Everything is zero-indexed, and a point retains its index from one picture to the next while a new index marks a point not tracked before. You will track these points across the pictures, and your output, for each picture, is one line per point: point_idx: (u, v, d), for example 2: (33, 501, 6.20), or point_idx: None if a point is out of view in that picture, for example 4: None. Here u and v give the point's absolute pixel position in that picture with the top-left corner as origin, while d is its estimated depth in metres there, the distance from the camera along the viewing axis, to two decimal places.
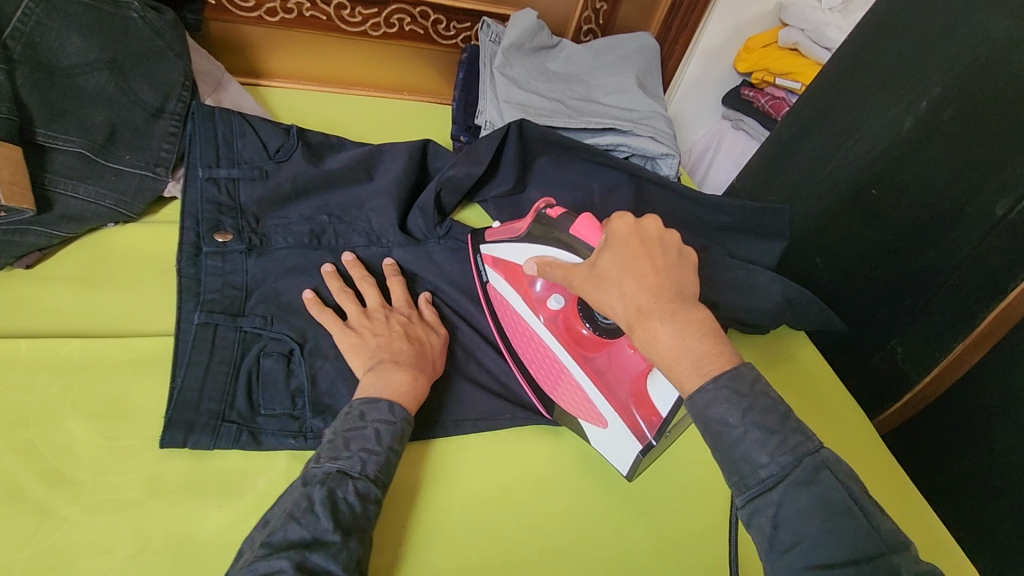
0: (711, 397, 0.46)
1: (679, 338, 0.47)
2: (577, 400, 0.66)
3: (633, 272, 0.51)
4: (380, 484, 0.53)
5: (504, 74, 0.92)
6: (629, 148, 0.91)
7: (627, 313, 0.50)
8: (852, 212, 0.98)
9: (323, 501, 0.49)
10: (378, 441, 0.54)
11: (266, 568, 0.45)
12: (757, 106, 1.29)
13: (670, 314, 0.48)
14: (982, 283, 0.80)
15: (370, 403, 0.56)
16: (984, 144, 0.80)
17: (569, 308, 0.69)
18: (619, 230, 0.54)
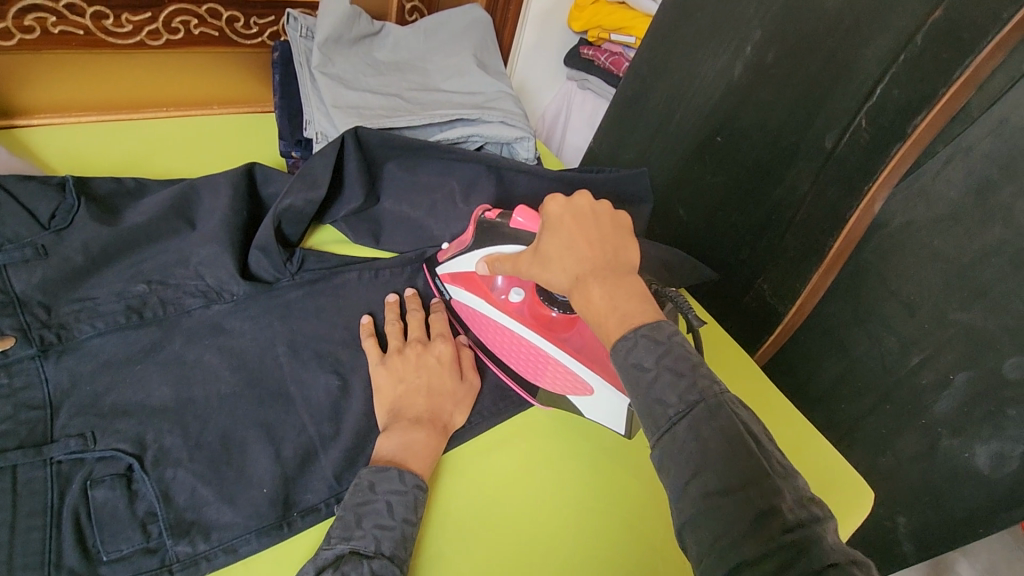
0: (632, 343, 0.44)
1: (609, 298, 0.47)
2: (555, 374, 0.65)
3: (571, 248, 0.50)
4: (399, 561, 0.49)
5: (325, 74, 0.80)
6: (482, 138, 0.84)
7: (566, 282, 0.50)
8: (701, 158, 1.01)
9: None
10: (392, 515, 0.51)
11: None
12: (598, 64, 1.28)
13: (601, 279, 0.48)
14: (826, 211, 0.86)
15: (379, 472, 0.53)
16: (801, 83, 0.85)
17: (530, 298, 0.68)
18: (552, 212, 0.52)
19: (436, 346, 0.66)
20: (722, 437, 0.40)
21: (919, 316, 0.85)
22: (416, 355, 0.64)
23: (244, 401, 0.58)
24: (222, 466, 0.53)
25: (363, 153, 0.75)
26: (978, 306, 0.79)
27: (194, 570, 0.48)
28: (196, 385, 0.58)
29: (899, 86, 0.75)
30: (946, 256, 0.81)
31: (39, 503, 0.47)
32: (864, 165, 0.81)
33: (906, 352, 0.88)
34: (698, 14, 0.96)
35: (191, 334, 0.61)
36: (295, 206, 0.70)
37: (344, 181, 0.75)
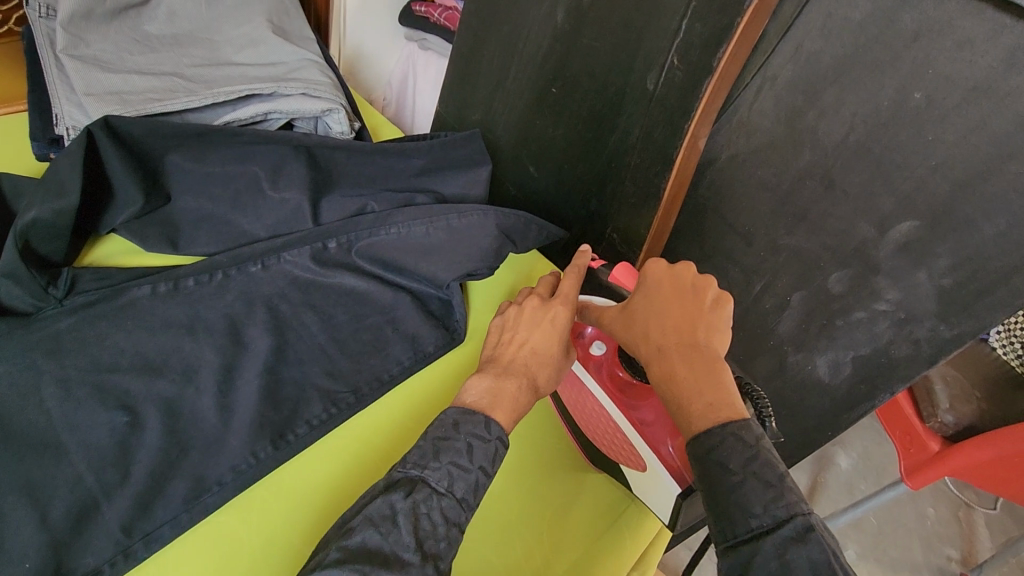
0: (718, 440, 0.45)
1: (693, 381, 0.48)
2: (619, 444, 0.61)
3: (660, 315, 0.54)
4: (466, 505, 0.48)
5: (75, 57, 0.69)
6: (283, 114, 0.75)
7: (654, 349, 0.52)
8: (541, 111, 0.98)
9: (406, 512, 0.45)
10: (469, 458, 0.49)
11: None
12: (433, 22, 1.20)
13: (687, 360, 0.50)
14: (657, 155, 0.85)
15: (467, 414, 0.51)
16: (618, 25, 0.83)
17: (610, 355, 0.63)
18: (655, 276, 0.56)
19: (553, 308, 0.62)
20: (810, 552, 0.40)
21: (755, 245, 0.88)
22: (534, 311, 0.61)
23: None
24: None
25: (122, 143, 0.65)
26: (801, 230, 0.83)
27: None
28: None
29: (701, 21, 0.74)
30: (769, 185, 0.83)
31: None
32: (681, 102, 0.80)
33: (749, 280, 0.91)
34: None
35: None
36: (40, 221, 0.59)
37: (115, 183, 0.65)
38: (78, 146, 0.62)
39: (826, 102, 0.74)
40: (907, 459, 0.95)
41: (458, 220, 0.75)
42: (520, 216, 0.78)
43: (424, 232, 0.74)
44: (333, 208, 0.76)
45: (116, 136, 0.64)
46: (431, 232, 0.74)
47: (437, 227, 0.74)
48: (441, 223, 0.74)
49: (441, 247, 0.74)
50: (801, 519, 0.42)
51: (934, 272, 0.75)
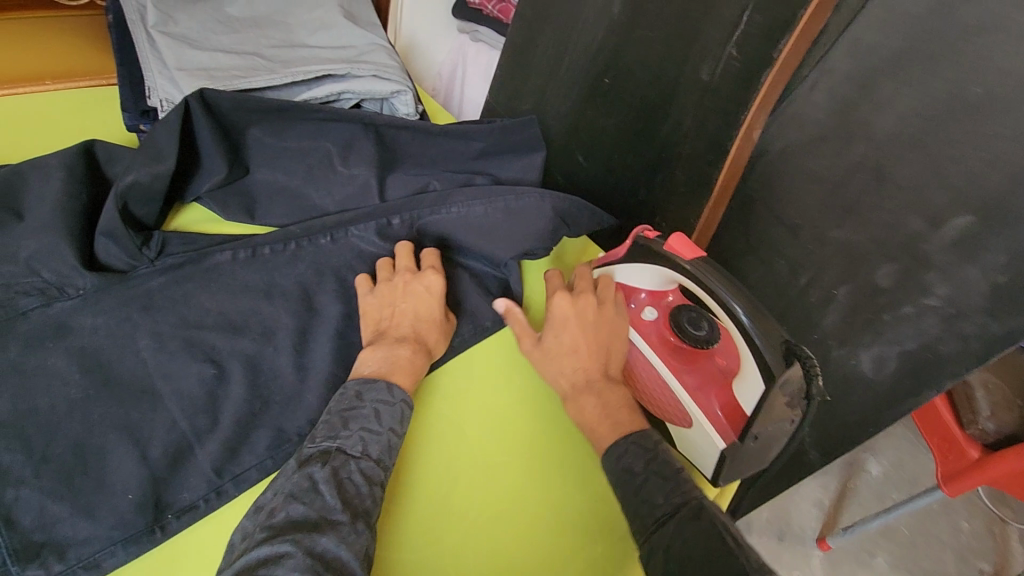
0: (619, 453, 0.56)
1: (603, 408, 0.60)
2: (664, 399, 0.66)
3: (573, 349, 0.64)
4: (383, 465, 0.52)
5: (164, 33, 0.72)
6: (355, 94, 0.79)
7: (568, 381, 0.63)
8: (593, 101, 1.00)
9: (326, 479, 0.48)
10: (378, 422, 0.54)
11: (271, 553, 0.42)
12: (488, 14, 1.24)
13: (593, 394, 0.61)
14: (709, 145, 0.86)
15: (367, 384, 0.56)
16: (675, 16, 0.85)
17: (661, 321, 0.70)
18: (558, 311, 0.65)
19: (426, 278, 0.67)
20: (702, 526, 0.49)
21: (803, 239, 0.88)
22: (405, 285, 0.66)
23: (99, 403, 0.53)
24: (77, 478, 0.49)
25: (215, 118, 0.69)
26: (849, 224, 0.83)
27: None
28: (38, 394, 0.52)
29: (761, 11, 0.75)
30: (821, 178, 0.84)
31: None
32: (737, 94, 0.81)
33: (795, 274, 0.91)
34: None
35: (27, 341, 0.55)
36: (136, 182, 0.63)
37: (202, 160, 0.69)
38: (170, 117, 0.65)
39: (883, 96, 0.75)
40: (943, 466, 0.95)
41: (517, 200, 0.77)
42: (574, 200, 0.80)
43: (484, 211, 0.76)
44: (395, 187, 0.79)
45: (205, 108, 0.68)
46: (490, 212, 0.76)
47: (497, 208, 0.76)
48: (501, 202, 0.77)
49: (500, 228, 0.76)
50: (695, 504, 0.51)
51: (987, 268, 0.73)
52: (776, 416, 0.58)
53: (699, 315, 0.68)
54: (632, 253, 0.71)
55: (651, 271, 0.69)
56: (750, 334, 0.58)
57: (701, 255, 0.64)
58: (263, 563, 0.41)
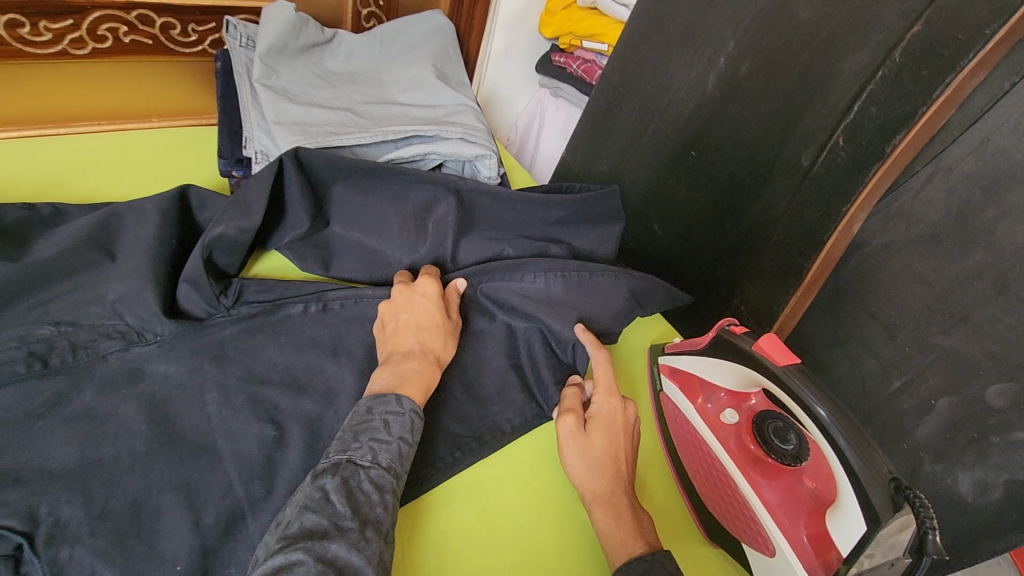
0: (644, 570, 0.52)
1: (627, 527, 0.56)
2: (741, 517, 0.59)
3: (611, 453, 0.61)
4: (393, 473, 0.50)
5: (268, 86, 0.74)
6: (439, 156, 0.79)
7: (602, 488, 0.59)
8: (676, 172, 0.96)
9: (338, 490, 0.47)
10: (388, 431, 0.52)
11: (283, 561, 0.41)
12: (571, 72, 1.22)
13: (629, 507, 0.58)
14: (803, 235, 0.82)
15: (377, 398, 0.54)
16: (778, 96, 0.81)
17: (743, 426, 0.64)
18: (604, 409, 0.64)
19: (421, 284, 0.68)
20: None
21: (901, 339, 0.81)
22: (401, 295, 0.67)
23: (161, 458, 0.52)
24: (130, 540, 0.47)
25: (305, 175, 0.70)
26: (959, 332, 0.75)
27: None
28: (105, 443, 0.51)
29: (877, 104, 0.72)
30: (926, 279, 0.77)
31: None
32: (843, 184, 0.77)
33: (886, 375, 0.84)
34: (671, 22, 0.91)
35: (103, 385, 0.55)
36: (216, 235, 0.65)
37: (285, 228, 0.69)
38: (263, 171, 0.67)
39: (1011, 202, 0.67)
40: None
41: (591, 277, 0.73)
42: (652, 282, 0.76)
43: (556, 286, 0.72)
44: (471, 249, 0.78)
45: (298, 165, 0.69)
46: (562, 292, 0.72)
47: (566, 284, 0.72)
48: (573, 279, 0.73)
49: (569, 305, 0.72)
50: None
51: None
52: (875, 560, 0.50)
53: (786, 425, 0.62)
54: (713, 349, 0.66)
55: (735, 372, 0.64)
56: (846, 457, 0.53)
57: (796, 362, 0.59)
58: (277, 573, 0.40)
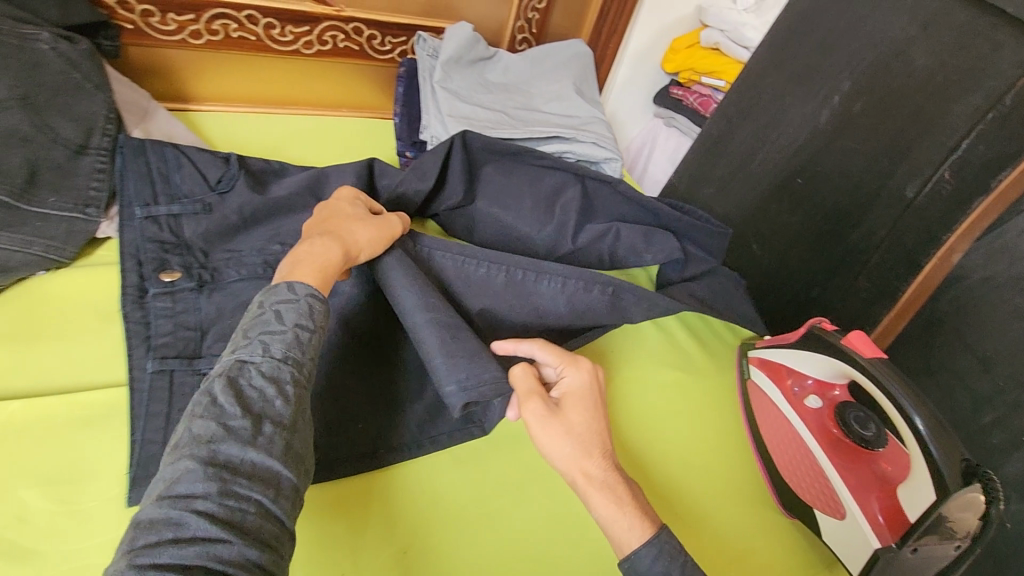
0: (656, 552, 0.51)
1: (616, 505, 0.54)
2: (816, 486, 0.67)
3: (593, 435, 0.57)
4: (292, 363, 0.48)
5: (445, 87, 0.92)
6: (575, 155, 0.93)
7: (592, 470, 0.55)
8: (779, 197, 1.03)
9: (223, 391, 0.44)
10: (281, 322, 0.50)
11: (173, 472, 0.40)
12: (687, 104, 1.34)
13: (617, 485, 0.55)
14: (903, 261, 0.89)
15: (268, 292, 0.51)
16: (889, 132, 0.88)
17: (824, 412, 0.72)
18: (578, 387, 0.61)
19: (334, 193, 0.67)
20: None
21: (996, 372, 0.84)
22: (334, 207, 0.65)
23: None
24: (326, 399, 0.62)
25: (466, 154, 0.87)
26: None
27: None
28: None
29: (986, 144, 0.79)
30: None
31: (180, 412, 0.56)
32: (945, 216, 0.84)
33: (977, 409, 0.86)
34: (790, 61, 1.00)
35: None
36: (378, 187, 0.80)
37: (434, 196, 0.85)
38: (437, 149, 0.83)
39: None
40: None
41: (535, 282, 0.72)
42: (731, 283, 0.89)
43: (499, 278, 0.71)
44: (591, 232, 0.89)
45: (463, 148, 0.85)
46: (512, 283, 0.71)
47: (489, 277, 0.70)
48: (516, 277, 0.71)
49: (520, 293, 0.71)
50: None
51: None
52: (944, 534, 0.56)
53: (867, 415, 0.68)
54: (804, 342, 0.74)
55: (823, 363, 0.70)
56: (926, 442, 0.58)
57: (882, 356, 0.66)
58: (168, 485, 0.39)
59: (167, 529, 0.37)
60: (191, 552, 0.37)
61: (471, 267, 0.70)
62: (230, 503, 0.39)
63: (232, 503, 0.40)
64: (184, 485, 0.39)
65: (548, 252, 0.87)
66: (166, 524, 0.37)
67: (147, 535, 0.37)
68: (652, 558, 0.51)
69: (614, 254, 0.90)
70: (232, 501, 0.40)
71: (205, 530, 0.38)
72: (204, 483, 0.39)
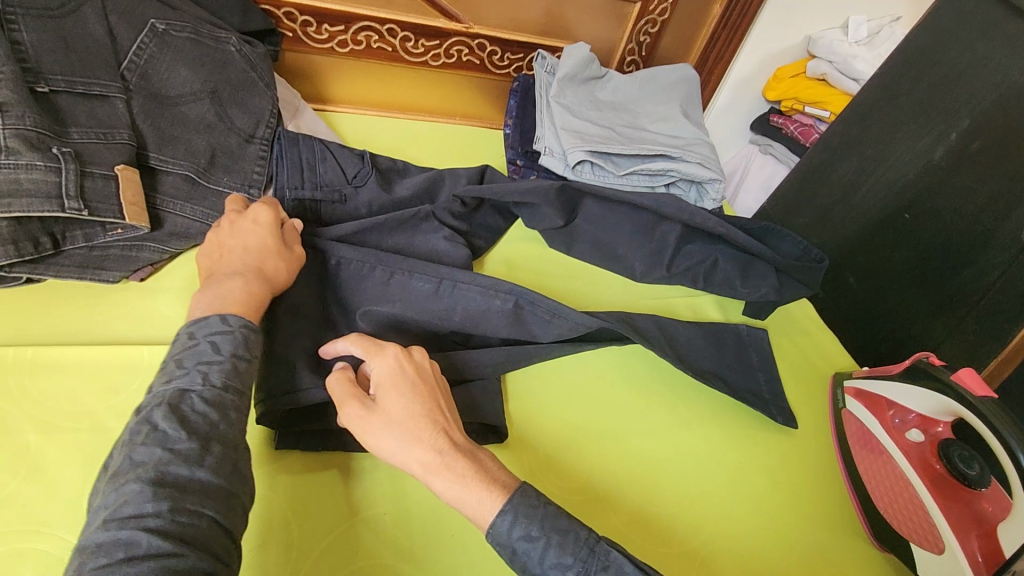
0: (511, 519, 0.49)
1: (459, 483, 0.50)
2: (913, 520, 0.66)
3: (411, 412, 0.53)
4: (232, 391, 0.50)
5: (560, 102, 0.98)
6: (678, 174, 0.96)
7: (425, 454, 0.51)
8: (882, 232, 1.02)
9: (164, 417, 0.46)
10: (218, 352, 0.51)
11: (120, 495, 0.42)
12: (786, 133, 1.34)
13: (469, 457, 0.52)
14: (1017, 305, 0.86)
15: (197, 322, 0.52)
16: (1011, 172, 0.86)
17: (926, 446, 0.71)
18: (379, 373, 0.55)
19: (253, 211, 0.66)
20: None
21: None
22: (233, 223, 0.65)
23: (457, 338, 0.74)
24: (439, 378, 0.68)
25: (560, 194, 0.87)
26: None
27: None
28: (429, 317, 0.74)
29: None
30: None
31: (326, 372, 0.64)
32: None
33: None
34: (905, 96, 0.99)
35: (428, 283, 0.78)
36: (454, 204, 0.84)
37: (529, 212, 0.89)
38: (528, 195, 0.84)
39: None
40: None
41: (444, 289, 0.73)
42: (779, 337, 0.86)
43: (397, 283, 0.73)
44: (689, 255, 0.91)
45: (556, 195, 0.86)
46: (401, 281, 0.73)
47: (385, 282, 0.72)
48: (427, 285, 0.73)
49: (407, 296, 0.72)
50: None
51: None
52: None
53: (972, 454, 0.66)
54: (908, 375, 0.73)
55: (928, 398, 0.70)
56: None
57: (993, 396, 0.65)
58: (115, 508, 0.41)
59: (117, 550, 0.40)
60: (146, 568, 0.39)
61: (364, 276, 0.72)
62: (181, 519, 0.42)
63: (182, 519, 0.42)
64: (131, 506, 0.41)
65: (644, 273, 0.91)
66: (114, 546, 0.39)
67: (96, 558, 0.39)
68: (513, 531, 0.49)
69: (707, 280, 0.90)
70: (182, 518, 0.42)
71: (157, 546, 0.40)
72: (153, 502, 0.42)
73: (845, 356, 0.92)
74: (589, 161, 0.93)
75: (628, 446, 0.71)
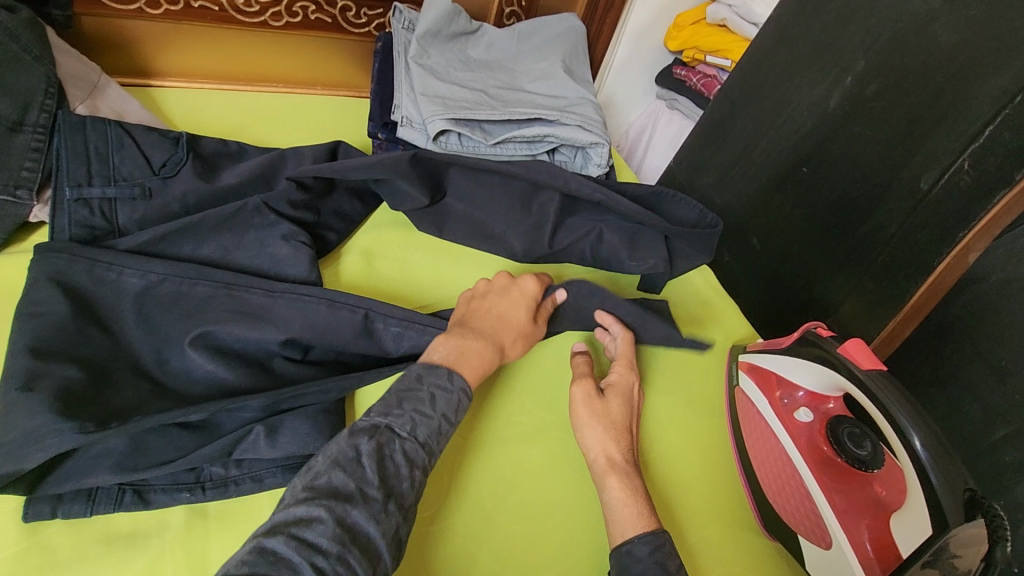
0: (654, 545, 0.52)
1: (626, 493, 0.57)
2: (801, 510, 0.61)
3: (614, 420, 0.62)
4: (427, 450, 0.50)
5: (419, 64, 0.85)
6: (557, 139, 0.86)
7: (614, 456, 0.60)
8: (783, 187, 0.95)
9: (371, 454, 0.46)
10: (432, 406, 0.52)
11: (305, 514, 0.41)
12: (690, 85, 1.25)
13: (624, 477, 0.58)
14: (915, 258, 0.81)
15: (429, 368, 0.54)
16: (904, 117, 0.79)
17: (816, 426, 0.66)
18: (622, 380, 0.66)
19: (522, 283, 0.70)
20: None
21: (1010, 385, 0.78)
22: (503, 287, 0.69)
23: None
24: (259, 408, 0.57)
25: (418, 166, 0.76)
26: None
27: (223, 493, 0.51)
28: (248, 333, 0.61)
29: (1012, 129, 0.69)
30: None
31: (93, 415, 0.49)
32: (960, 211, 0.76)
33: (991, 424, 0.80)
34: (801, 39, 0.91)
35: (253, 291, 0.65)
36: (290, 190, 0.70)
37: (389, 191, 0.77)
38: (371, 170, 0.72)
39: None
40: None
41: (262, 295, 0.60)
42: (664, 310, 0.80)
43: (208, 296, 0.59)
44: (572, 229, 0.82)
45: (411, 166, 0.74)
46: (218, 296, 0.59)
47: (190, 296, 0.59)
48: (238, 293, 0.60)
49: (226, 311, 0.58)
50: None
51: None
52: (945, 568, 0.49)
53: (863, 432, 0.63)
54: (798, 349, 0.67)
55: (818, 373, 0.64)
56: (925, 469, 0.52)
57: (881, 369, 0.59)
58: (298, 524, 0.40)
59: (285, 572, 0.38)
60: None
61: (162, 291, 0.58)
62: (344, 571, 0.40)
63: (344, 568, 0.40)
64: (317, 534, 0.40)
65: (525, 253, 0.81)
66: (287, 567, 0.38)
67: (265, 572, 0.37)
68: (649, 550, 0.52)
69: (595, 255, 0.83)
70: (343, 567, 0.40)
71: None
72: (330, 539, 0.40)
73: (745, 325, 0.86)
74: (453, 130, 0.82)
75: (507, 458, 0.63)
